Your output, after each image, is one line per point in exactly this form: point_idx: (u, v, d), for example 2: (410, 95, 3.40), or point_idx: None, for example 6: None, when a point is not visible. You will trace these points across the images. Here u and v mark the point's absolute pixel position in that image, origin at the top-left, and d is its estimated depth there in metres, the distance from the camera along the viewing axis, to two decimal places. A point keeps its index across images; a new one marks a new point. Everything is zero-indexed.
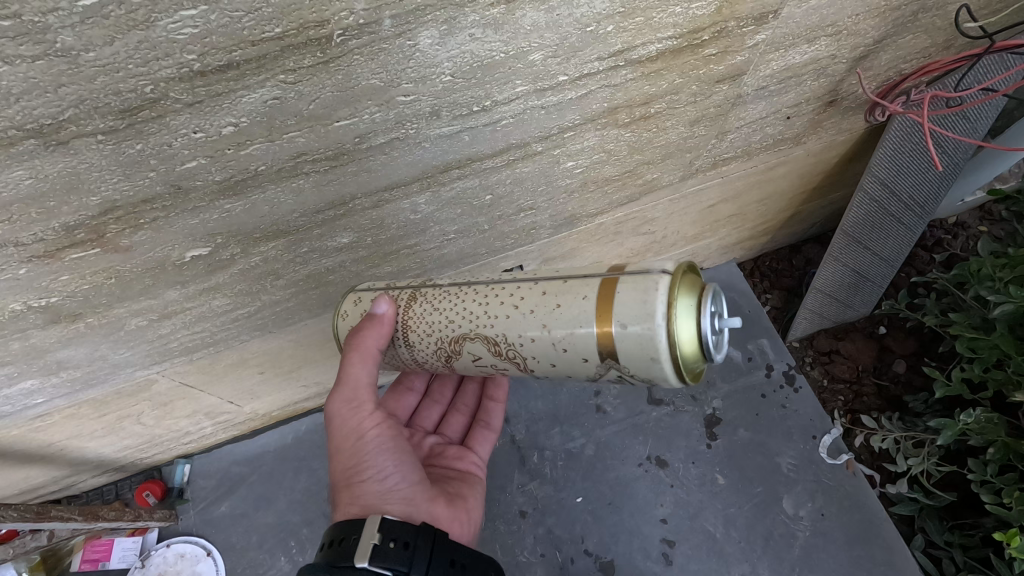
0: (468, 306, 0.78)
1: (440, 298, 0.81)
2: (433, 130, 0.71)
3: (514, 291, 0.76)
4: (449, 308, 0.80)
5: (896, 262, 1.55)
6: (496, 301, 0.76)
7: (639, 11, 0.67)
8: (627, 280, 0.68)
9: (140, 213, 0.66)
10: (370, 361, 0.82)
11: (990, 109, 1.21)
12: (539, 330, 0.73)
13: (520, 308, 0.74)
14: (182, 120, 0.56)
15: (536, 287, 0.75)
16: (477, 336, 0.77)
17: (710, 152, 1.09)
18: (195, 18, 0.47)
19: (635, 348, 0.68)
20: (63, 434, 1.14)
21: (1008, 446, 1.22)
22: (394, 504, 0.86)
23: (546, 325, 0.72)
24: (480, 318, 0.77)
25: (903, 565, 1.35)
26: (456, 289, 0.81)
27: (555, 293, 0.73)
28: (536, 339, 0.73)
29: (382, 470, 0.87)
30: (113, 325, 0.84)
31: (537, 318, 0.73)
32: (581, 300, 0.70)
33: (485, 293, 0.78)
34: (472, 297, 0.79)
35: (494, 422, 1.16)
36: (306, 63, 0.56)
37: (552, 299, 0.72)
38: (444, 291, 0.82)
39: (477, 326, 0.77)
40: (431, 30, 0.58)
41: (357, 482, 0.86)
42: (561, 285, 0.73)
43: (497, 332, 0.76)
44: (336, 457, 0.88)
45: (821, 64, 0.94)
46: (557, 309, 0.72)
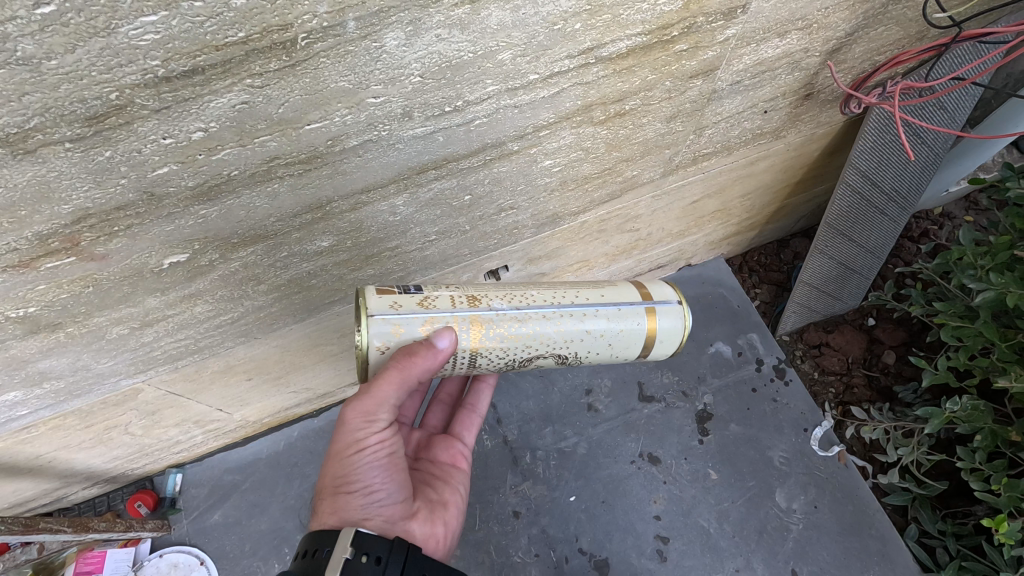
0: (543, 331, 0.88)
1: (510, 325, 0.87)
2: (406, 131, 0.72)
3: (582, 317, 0.90)
4: (525, 338, 0.88)
5: (882, 253, 1.55)
6: (568, 326, 0.89)
7: (605, 9, 0.68)
8: (659, 306, 0.94)
9: (114, 220, 0.66)
10: (402, 385, 0.80)
11: (967, 99, 1.22)
12: (605, 346, 0.93)
13: (592, 334, 0.91)
14: (150, 127, 0.56)
15: (599, 315, 0.91)
16: (549, 354, 0.92)
17: (689, 148, 1.09)
18: (156, 24, 0.48)
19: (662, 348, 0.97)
20: (51, 446, 1.13)
21: (995, 434, 1.22)
22: (374, 521, 0.86)
23: (612, 343, 0.93)
24: (555, 343, 0.90)
25: (895, 555, 1.35)
26: (523, 314, 0.88)
27: (618, 320, 0.91)
28: (601, 352, 0.94)
29: (371, 484, 0.87)
30: (94, 334, 0.85)
31: (603, 338, 0.92)
32: (636, 325, 0.92)
33: (556, 316, 0.89)
34: (545, 322, 0.88)
35: (481, 406, 1.17)
36: (273, 67, 0.56)
37: (615, 324, 0.92)
38: (511, 318, 0.87)
39: (551, 348, 0.91)
40: (397, 31, 0.58)
41: (342, 493, 0.86)
42: (614, 311, 0.92)
43: (570, 350, 0.92)
44: (331, 462, 0.88)
45: (794, 58, 0.94)
46: (619, 333, 0.92)
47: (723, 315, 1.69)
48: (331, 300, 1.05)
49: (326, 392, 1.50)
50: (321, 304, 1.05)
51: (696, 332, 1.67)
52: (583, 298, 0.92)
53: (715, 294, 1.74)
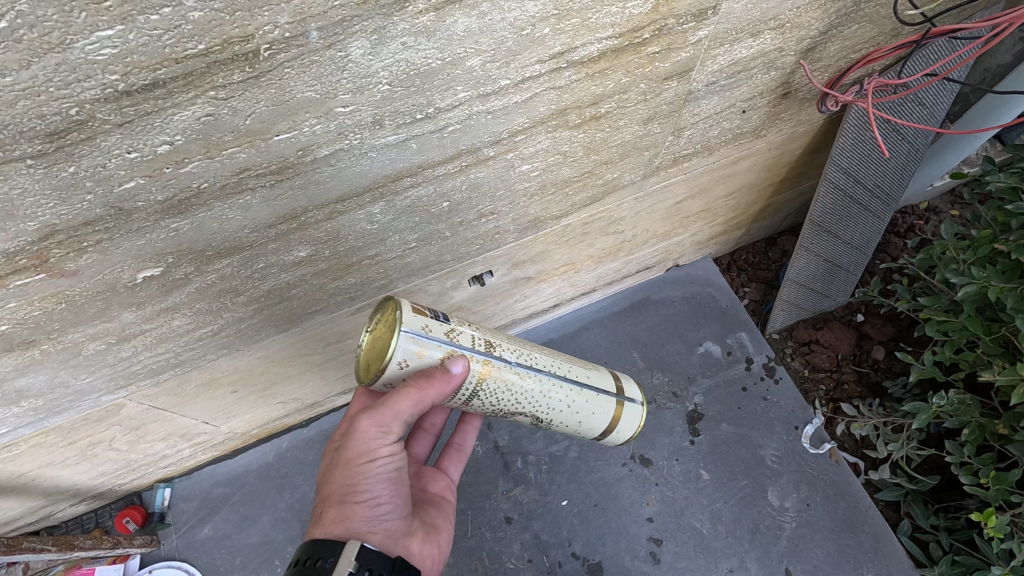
0: (536, 396, 0.93)
1: (514, 383, 0.90)
2: (378, 139, 0.72)
3: (568, 392, 0.96)
4: (521, 393, 0.92)
5: (868, 249, 1.56)
6: (556, 397, 0.95)
7: (574, 13, 0.68)
8: (629, 403, 1.03)
9: (83, 236, 0.66)
10: (420, 404, 0.80)
11: (945, 94, 1.23)
12: (574, 421, 0.99)
13: (572, 408, 0.97)
14: (113, 141, 0.56)
15: (581, 392, 0.97)
16: (531, 415, 0.96)
17: (669, 149, 1.10)
18: (112, 38, 0.47)
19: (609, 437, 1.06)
20: (33, 464, 1.12)
21: (983, 427, 1.22)
22: (375, 534, 0.85)
23: (581, 422, 0.99)
24: (541, 408, 0.95)
25: (888, 550, 1.35)
26: (526, 375, 0.92)
27: (595, 404, 0.99)
28: (569, 426, 1.00)
29: (377, 497, 0.86)
30: (70, 350, 0.84)
31: (575, 417, 0.98)
32: (605, 414, 1.00)
33: (550, 388, 0.94)
34: (542, 389, 0.93)
35: (467, 445, 1.17)
36: (236, 78, 0.56)
37: (591, 407, 0.99)
38: (517, 375, 0.91)
39: (536, 411, 0.95)
40: (361, 40, 0.58)
41: (349, 502, 0.84)
42: (594, 396, 0.99)
43: (547, 418, 0.97)
44: (338, 469, 0.85)
45: (769, 57, 0.95)
46: (591, 414, 0.99)
47: (712, 315, 1.68)
48: (313, 310, 1.04)
49: (314, 402, 1.50)
50: (303, 314, 1.04)
51: (685, 332, 1.66)
52: (571, 372, 0.98)
53: (703, 293, 1.73)
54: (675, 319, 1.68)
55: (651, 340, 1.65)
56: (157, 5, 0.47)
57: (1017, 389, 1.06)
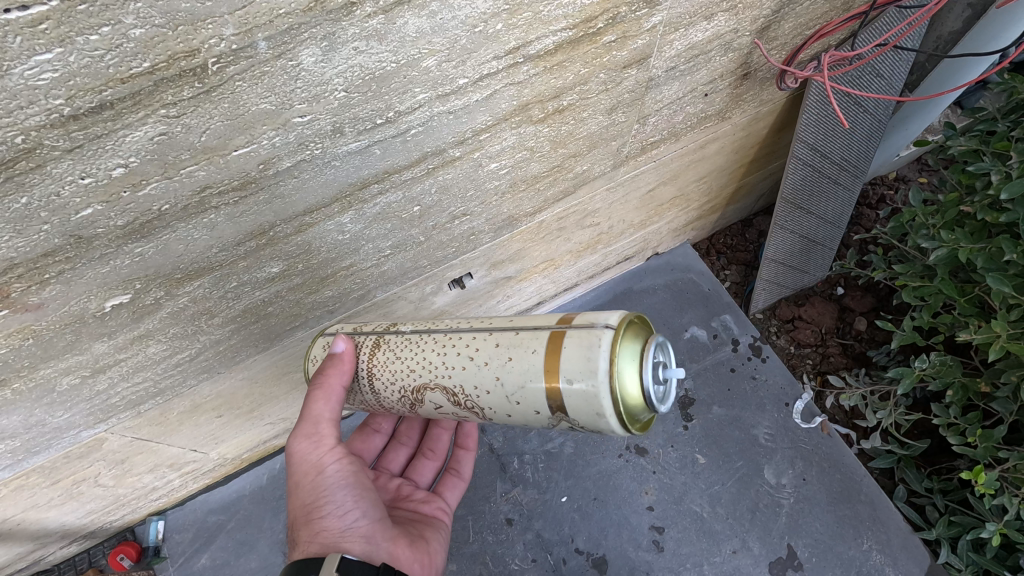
0: (426, 356, 0.82)
1: (400, 347, 0.85)
2: (340, 147, 0.71)
3: (470, 343, 0.79)
4: (410, 356, 0.84)
5: (841, 222, 1.58)
6: (452, 351, 0.80)
7: (525, 7, 0.68)
8: (573, 334, 0.71)
9: (44, 268, 0.64)
10: (332, 398, 0.85)
11: (901, 65, 1.25)
12: (493, 380, 0.76)
13: (475, 360, 0.78)
14: (65, 168, 0.55)
15: (490, 337, 0.78)
16: (436, 385, 0.82)
17: (636, 137, 1.10)
18: (52, 62, 0.46)
19: (581, 402, 0.71)
20: (18, 508, 1.10)
21: (965, 387, 1.24)
22: (352, 542, 0.84)
23: (504, 382, 0.76)
24: (438, 368, 0.81)
25: (886, 517, 1.37)
26: (416, 337, 0.85)
27: (510, 346, 0.76)
28: (491, 391, 0.77)
29: (341, 506, 0.86)
30: (44, 388, 0.82)
31: (491, 371, 0.76)
32: (530, 356, 0.73)
33: (443, 341, 0.82)
34: (432, 346, 0.82)
35: (465, 471, 1.18)
36: (186, 94, 0.55)
37: (506, 352, 0.76)
38: (403, 340, 0.86)
39: (435, 375, 0.81)
40: (312, 48, 0.58)
41: (315, 519, 0.84)
42: (512, 337, 0.76)
43: (456, 383, 0.80)
44: (295, 494, 0.86)
45: (725, 39, 0.96)
46: (510, 361, 0.75)
47: (695, 300, 1.69)
48: (291, 326, 1.03)
49: None
50: (282, 332, 1.03)
51: (670, 319, 1.66)
52: (487, 324, 0.82)
53: (684, 279, 1.73)
54: (659, 307, 1.69)
55: None
56: (96, 24, 0.46)
57: (994, 345, 1.08)
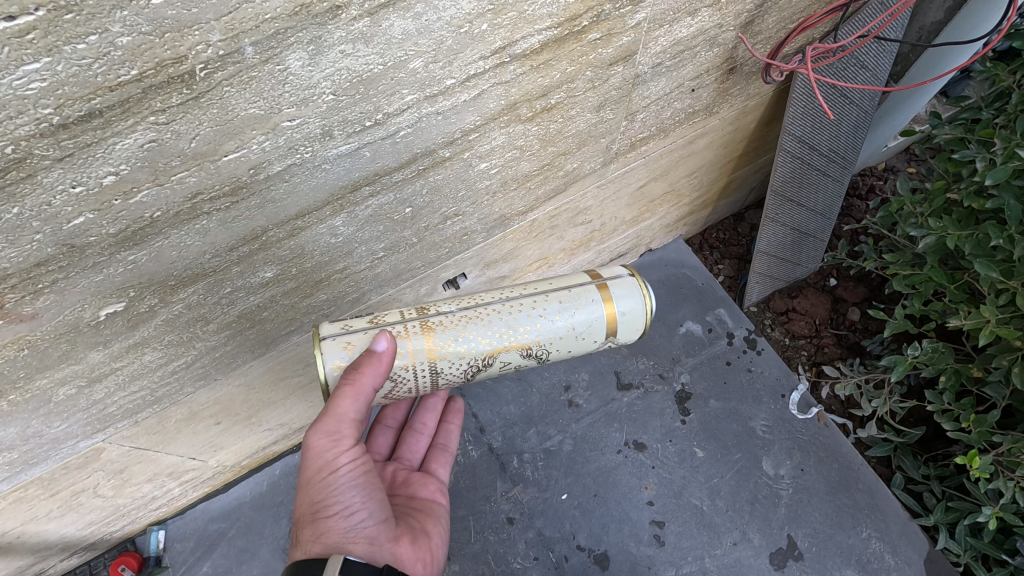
0: (496, 325, 0.91)
1: (462, 324, 0.90)
2: (330, 150, 0.71)
3: (533, 305, 0.93)
4: (477, 329, 0.90)
5: (832, 213, 1.60)
6: (521, 313, 0.92)
7: (509, 7, 0.69)
8: (612, 280, 0.95)
9: (37, 278, 0.64)
10: (359, 398, 0.82)
11: (885, 55, 1.27)
12: (566, 328, 0.92)
13: (547, 316, 0.92)
14: (55, 177, 0.55)
15: (549, 298, 0.93)
16: (511, 346, 0.92)
17: (625, 134, 1.11)
18: (40, 71, 0.47)
19: (629, 326, 0.96)
20: (17, 520, 1.10)
21: (958, 372, 1.25)
22: (356, 544, 0.84)
23: (572, 327, 0.93)
24: (512, 332, 0.91)
25: (885, 505, 1.38)
26: (474, 312, 0.92)
27: (572, 300, 0.93)
28: (563, 337, 0.93)
29: (349, 507, 0.85)
30: (40, 398, 0.82)
31: (562, 320, 0.92)
32: (592, 304, 0.93)
33: (505, 309, 0.92)
34: (498, 314, 0.92)
35: (452, 446, 1.18)
36: (175, 101, 0.55)
37: (569, 305, 0.93)
38: (462, 317, 0.91)
39: (510, 339, 0.91)
40: (299, 52, 0.58)
41: (322, 519, 0.84)
42: (566, 293, 0.94)
43: (531, 339, 0.92)
44: (304, 490, 0.85)
45: (709, 34, 0.97)
46: (576, 312, 0.93)
47: (689, 295, 1.69)
48: (287, 331, 1.03)
49: (302, 426, 1.47)
50: (278, 336, 1.03)
51: (665, 315, 1.66)
52: (533, 291, 0.95)
53: (678, 274, 1.74)
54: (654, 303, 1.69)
55: None
56: (83, 33, 0.46)
57: (984, 330, 1.09)
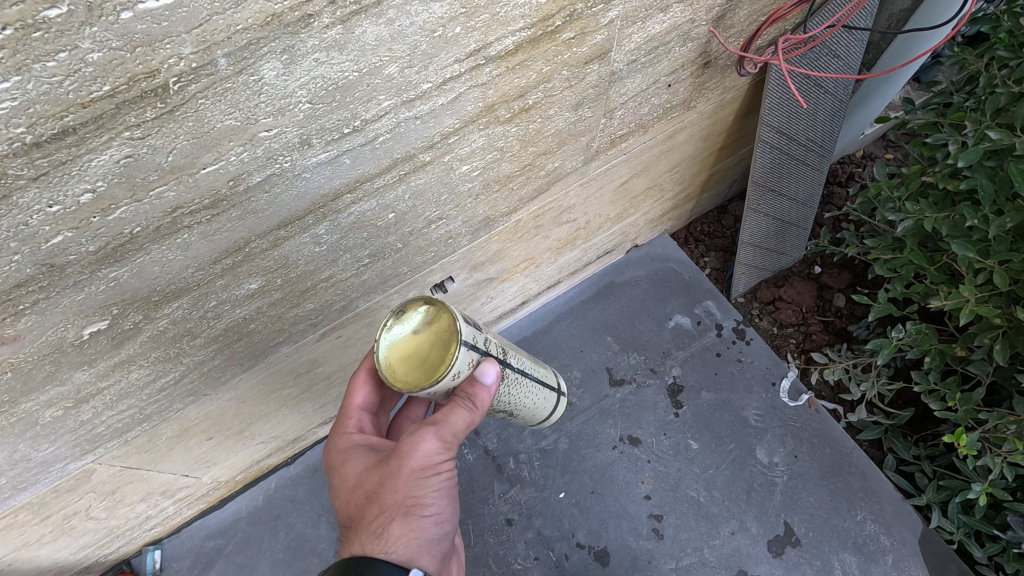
0: (521, 395, 1.00)
1: (514, 385, 0.96)
2: (309, 159, 0.71)
3: (536, 391, 1.06)
4: (512, 397, 0.98)
5: (813, 202, 1.62)
6: (531, 397, 1.04)
7: (481, 9, 0.69)
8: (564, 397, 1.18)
9: (17, 299, 0.64)
10: (474, 418, 0.85)
11: (857, 44, 1.29)
12: (531, 416, 1.09)
13: (536, 403, 1.06)
14: (31, 197, 0.55)
15: (545, 391, 1.08)
16: (507, 413, 1.03)
17: (604, 131, 1.12)
18: (10, 91, 0.47)
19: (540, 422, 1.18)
20: (10, 547, 1.08)
21: (942, 353, 1.26)
22: (431, 553, 0.88)
23: (532, 415, 1.09)
24: (516, 408, 1.02)
25: (878, 488, 1.40)
26: (520, 379, 0.99)
27: (549, 398, 1.10)
28: (526, 417, 1.08)
29: (435, 517, 0.89)
30: (27, 421, 0.81)
31: (530, 413, 1.09)
32: (547, 408, 1.13)
33: (530, 388, 1.02)
34: (527, 389, 1.01)
35: None
36: (149, 115, 0.55)
37: (545, 402, 1.09)
38: (516, 378, 0.97)
39: (511, 410, 1.02)
40: (272, 62, 0.58)
41: (413, 520, 0.85)
42: (547, 394, 1.10)
43: (518, 414, 1.05)
44: (401, 484, 0.84)
45: (682, 30, 0.98)
46: (541, 408, 1.10)
47: (676, 288, 1.70)
48: (276, 342, 1.03)
49: (296, 438, 1.46)
50: (266, 348, 1.02)
51: (654, 310, 1.67)
52: (539, 373, 1.08)
53: (666, 269, 1.75)
54: (642, 298, 1.69)
55: (622, 321, 1.66)
56: (52, 51, 0.46)
57: (965, 309, 1.11)
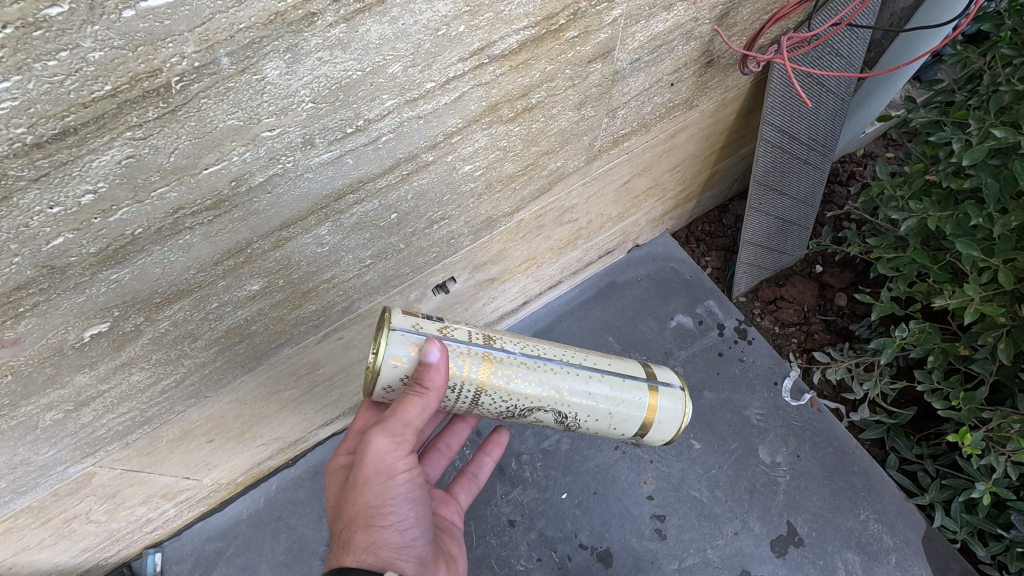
0: (549, 384, 0.92)
1: (520, 371, 0.91)
2: (311, 159, 0.71)
3: (588, 379, 0.95)
4: (529, 384, 0.91)
5: (815, 200, 1.61)
6: (576, 385, 0.94)
7: (485, 8, 0.69)
8: (664, 390, 0.98)
9: (17, 301, 0.63)
10: (424, 410, 0.84)
11: (859, 43, 1.28)
12: (606, 413, 0.95)
13: (594, 395, 0.94)
14: (32, 198, 0.54)
15: (604, 379, 0.95)
16: (551, 408, 0.94)
17: (607, 131, 1.11)
18: (10, 90, 0.46)
19: (658, 433, 1.00)
20: (9, 551, 1.07)
21: (945, 352, 1.26)
22: (406, 560, 0.87)
23: (612, 413, 0.96)
24: (559, 399, 0.93)
25: (881, 487, 1.39)
26: (533, 364, 0.92)
27: (622, 389, 0.95)
28: (600, 419, 0.96)
29: (401, 520, 0.88)
30: (27, 425, 0.80)
31: (604, 408, 0.95)
32: (639, 403, 0.96)
33: (563, 373, 0.94)
34: (555, 376, 0.93)
35: (481, 476, 1.21)
36: (151, 115, 0.55)
37: (618, 395, 0.95)
38: (523, 364, 0.92)
39: (554, 403, 0.93)
40: (275, 61, 0.58)
41: (376, 527, 0.85)
42: (620, 383, 0.96)
43: (572, 411, 0.94)
44: (360, 492, 0.85)
45: (686, 28, 0.98)
46: (620, 402, 0.95)
47: (677, 287, 1.70)
48: (277, 343, 1.02)
49: (297, 439, 1.46)
50: (268, 350, 1.02)
51: (656, 309, 1.67)
52: (591, 363, 0.97)
53: (667, 268, 1.74)
54: (643, 298, 1.69)
55: (624, 321, 1.65)
56: (53, 50, 0.46)
57: (969, 308, 1.11)
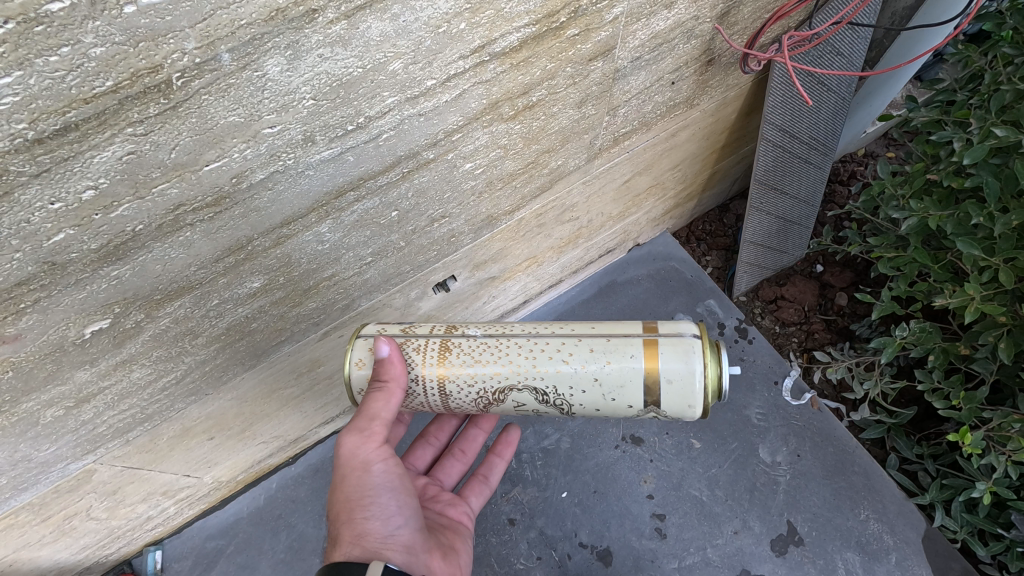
0: (514, 362, 0.90)
1: (479, 351, 0.91)
2: (312, 156, 0.71)
3: (561, 347, 0.90)
4: (490, 362, 0.90)
5: (816, 200, 1.61)
6: (545, 355, 0.89)
7: (485, 5, 0.69)
8: (665, 340, 0.88)
9: (18, 297, 0.63)
10: (389, 401, 0.87)
11: (860, 42, 1.28)
12: (591, 380, 0.88)
13: (569, 361, 0.88)
14: (33, 194, 0.54)
15: (581, 344, 0.89)
16: (523, 386, 0.91)
17: (607, 130, 1.11)
18: (11, 85, 0.46)
19: (675, 396, 0.87)
20: (9, 547, 1.08)
21: (946, 351, 1.26)
22: (394, 550, 0.86)
23: (602, 380, 0.88)
24: (528, 372, 0.90)
25: (881, 486, 1.39)
26: (495, 343, 0.92)
27: (606, 351, 0.88)
28: (587, 389, 0.89)
29: (385, 511, 0.88)
30: (28, 421, 0.80)
31: (588, 373, 0.88)
32: (631, 359, 0.87)
33: (529, 346, 0.91)
34: (520, 351, 0.91)
35: (493, 478, 1.20)
36: (152, 111, 0.55)
37: (601, 356, 0.88)
38: (483, 345, 0.92)
39: (524, 378, 0.90)
40: (276, 57, 0.58)
41: (359, 519, 0.86)
42: (605, 344, 0.89)
43: (548, 384, 0.89)
44: (340, 487, 0.88)
45: (686, 26, 0.98)
46: (608, 364, 0.87)
47: (678, 287, 1.70)
48: (278, 341, 1.02)
49: (297, 437, 1.46)
50: (268, 347, 1.02)
51: (656, 308, 1.67)
52: (569, 332, 0.92)
53: (667, 268, 1.74)
54: (644, 297, 1.69)
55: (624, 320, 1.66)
56: (55, 45, 0.46)
57: (969, 307, 1.11)
